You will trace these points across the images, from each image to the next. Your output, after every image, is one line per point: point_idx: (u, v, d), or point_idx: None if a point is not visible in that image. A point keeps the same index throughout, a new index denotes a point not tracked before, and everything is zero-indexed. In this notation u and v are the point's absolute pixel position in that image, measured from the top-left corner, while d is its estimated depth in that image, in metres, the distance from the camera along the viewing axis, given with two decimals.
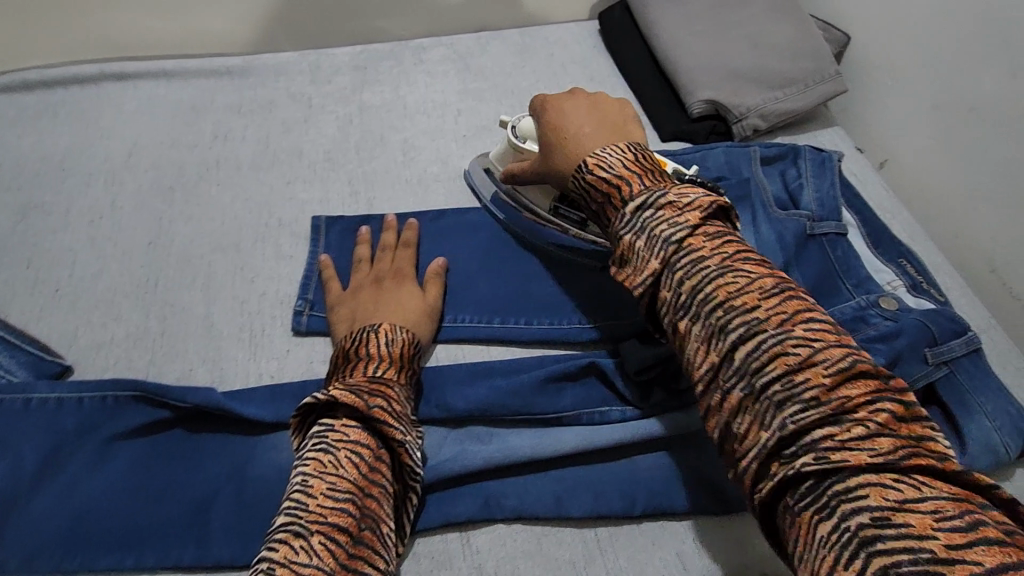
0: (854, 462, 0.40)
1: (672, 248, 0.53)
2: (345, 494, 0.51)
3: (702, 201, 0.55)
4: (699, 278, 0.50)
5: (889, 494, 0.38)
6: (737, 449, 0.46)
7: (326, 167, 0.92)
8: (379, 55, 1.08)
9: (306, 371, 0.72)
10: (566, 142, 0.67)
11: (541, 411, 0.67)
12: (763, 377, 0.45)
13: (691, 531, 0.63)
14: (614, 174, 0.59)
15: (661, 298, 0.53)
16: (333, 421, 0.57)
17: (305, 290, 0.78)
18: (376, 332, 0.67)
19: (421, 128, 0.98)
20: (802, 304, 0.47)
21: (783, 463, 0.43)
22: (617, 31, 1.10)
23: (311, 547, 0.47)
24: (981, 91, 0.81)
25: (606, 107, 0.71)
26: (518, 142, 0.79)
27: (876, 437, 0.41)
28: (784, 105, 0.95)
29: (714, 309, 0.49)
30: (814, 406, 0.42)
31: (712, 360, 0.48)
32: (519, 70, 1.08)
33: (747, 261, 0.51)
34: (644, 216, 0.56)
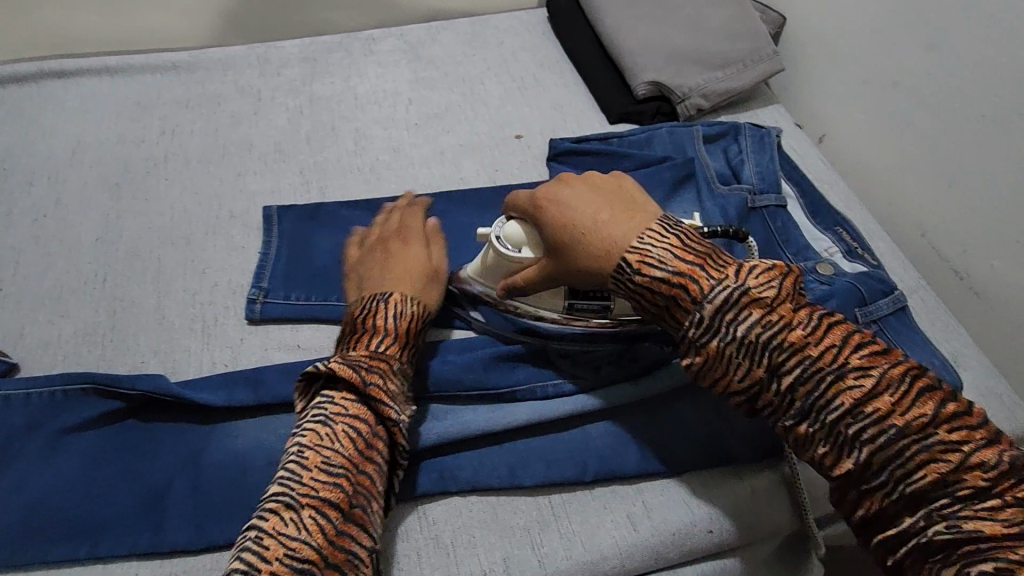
0: (991, 532, 0.45)
1: (779, 352, 0.51)
2: (338, 470, 0.54)
3: (787, 289, 0.53)
4: (818, 385, 0.50)
5: (1022, 554, 0.44)
6: (879, 531, 0.50)
7: (277, 159, 0.92)
8: (328, 47, 1.08)
9: (260, 358, 0.73)
10: (587, 235, 0.59)
11: (493, 386, 0.69)
12: (908, 479, 0.48)
13: (640, 493, 0.65)
14: (673, 272, 0.54)
15: (768, 401, 0.53)
16: (334, 393, 0.58)
17: (258, 278, 0.78)
18: (384, 303, 0.64)
19: (373, 118, 0.99)
20: (919, 390, 0.49)
21: (920, 535, 0.47)
22: (564, 18, 1.12)
23: (299, 520, 0.51)
24: (903, 65, 0.86)
25: (608, 188, 0.63)
26: (511, 250, 0.66)
27: (1004, 507, 0.45)
28: (726, 84, 0.98)
29: (842, 417, 0.50)
30: (959, 497, 0.46)
31: (846, 466, 0.50)
32: (470, 58, 1.09)
33: (859, 351, 0.51)
34: (733, 320, 0.53)
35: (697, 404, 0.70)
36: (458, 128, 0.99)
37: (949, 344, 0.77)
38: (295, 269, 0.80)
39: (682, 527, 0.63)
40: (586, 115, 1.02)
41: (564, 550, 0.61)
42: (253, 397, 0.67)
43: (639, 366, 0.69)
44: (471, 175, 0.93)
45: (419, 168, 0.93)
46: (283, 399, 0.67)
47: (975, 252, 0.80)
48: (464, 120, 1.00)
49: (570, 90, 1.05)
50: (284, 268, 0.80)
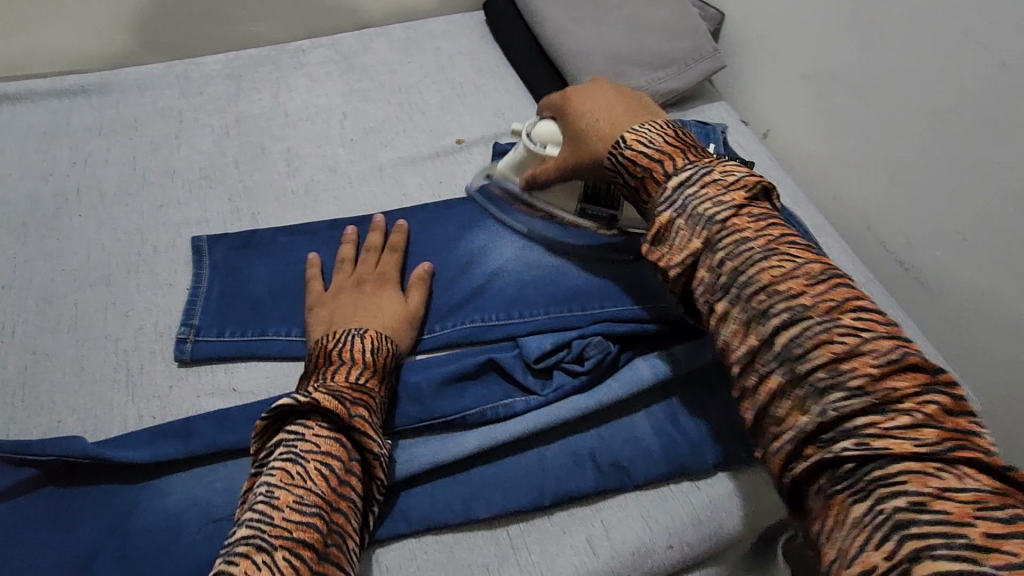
0: (898, 450, 0.40)
1: (715, 223, 0.52)
2: (312, 508, 0.50)
3: (746, 181, 0.54)
4: (743, 259, 0.50)
5: (931, 482, 0.38)
6: (774, 434, 0.46)
7: (203, 185, 0.86)
8: (255, 61, 1.02)
9: (192, 406, 0.68)
10: (599, 130, 0.65)
11: (441, 413, 0.66)
12: (807, 363, 0.44)
13: (598, 513, 0.64)
14: (657, 149, 0.58)
15: (700, 280, 0.52)
16: (303, 428, 0.55)
17: (189, 316, 0.73)
18: (360, 336, 0.64)
19: (306, 135, 0.94)
20: (845, 287, 0.47)
21: (825, 449, 0.42)
22: (502, 20, 1.09)
23: (273, 564, 0.45)
24: (837, 57, 0.86)
25: (626, 93, 0.68)
26: (539, 148, 0.75)
27: (917, 429, 0.40)
28: (668, 84, 0.96)
29: (757, 291, 0.48)
30: (857, 391, 0.42)
31: (751, 342, 0.48)
32: (406, 66, 1.05)
33: (793, 245, 0.50)
34: (687, 192, 0.54)
35: (653, 415, 0.68)
36: (397, 141, 0.94)
37: None
38: (228, 304, 0.75)
39: (642, 545, 0.62)
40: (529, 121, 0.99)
41: None
42: (183, 450, 0.62)
43: (589, 375, 0.68)
44: (413, 190, 0.89)
45: (358, 186, 0.89)
46: (217, 448, 0.63)
47: (918, 243, 0.81)
48: (403, 132, 0.95)
49: (512, 96, 1.02)
50: (216, 303, 0.75)
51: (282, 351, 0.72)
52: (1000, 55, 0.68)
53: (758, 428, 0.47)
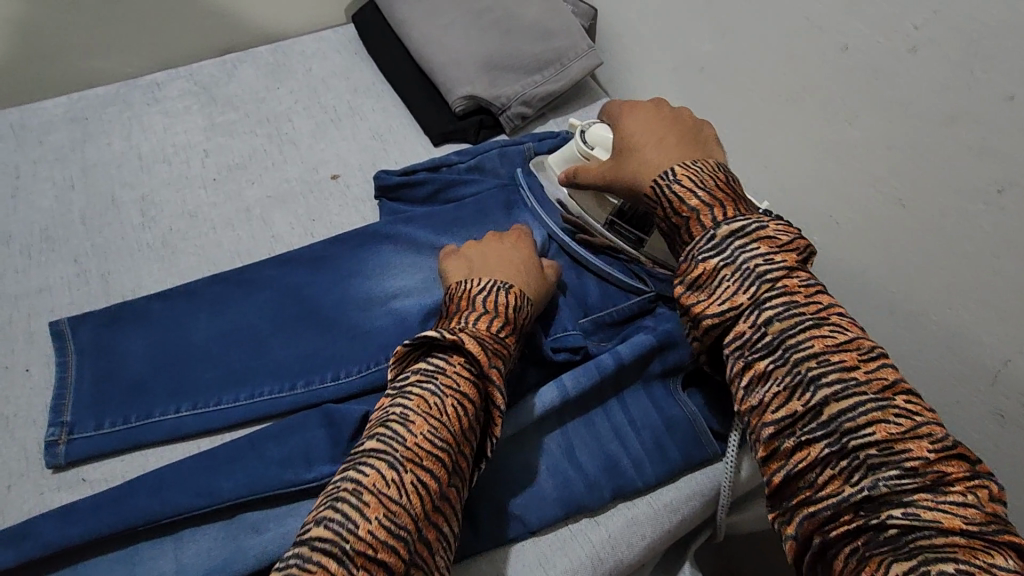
0: (948, 525, 0.41)
1: (766, 285, 0.51)
2: (443, 443, 0.49)
3: (793, 242, 0.54)
4: (793, 321, 0.49)
5: (980, 556, 0.40)
6: (812, 495, 0.46)
7: (44, 248, 0.78)
8: (102, 101, 0.94)
9: (35, 505, 0.61)
10: (640, 155, 0.63)
11: (309, 478, 0.61)
12: (859, 439, 0.45)
13: (494, 566, 0.60)
14: (709, 193, 0.56)
15: (738, 332, 0.51)
16: (444, 361, 0.54)
17: (57, 413, 0.66)
18: (507, 290, 0.62)
19: (162, 179, 0.86)
20: (893, 367, 0.48)
21: (872, 517, 0.43)
22: (374, 35, 1.03)
23: (403, 483, 0.46)
24: (705, 51, 0.84)
25: (681, 121, 0.65)
26: (588, 150, 0.74)
27: (966, 504, 0.42)
28: (544, 88, 0.94)
29: (808, 358, 0.48)
30: (909, 472, 0.43)
31: (795, 409, 0.48)
32: (274, 92, 0.98)
33: (843, 318, 0.50)
34: (737, 243, 0.53)
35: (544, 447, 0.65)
36: (266, 176, 0.88)
37: None
38: (100, 391, 0.68)
39: None
40: (407, 140, 0.94)
41: None
42: (14, 558, 0.55)
43: None
44: (284, 230, 0.83)
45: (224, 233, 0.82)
46: (53, 549, 0.56)
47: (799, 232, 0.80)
48: (271, 166, 0.89)
49: (388, 114, 0.97)
50: (86, 391, 0.68)
51: (172, 432, 0.66)
52: (842, 39, 0.68)
53: (781, 488, 0.49)
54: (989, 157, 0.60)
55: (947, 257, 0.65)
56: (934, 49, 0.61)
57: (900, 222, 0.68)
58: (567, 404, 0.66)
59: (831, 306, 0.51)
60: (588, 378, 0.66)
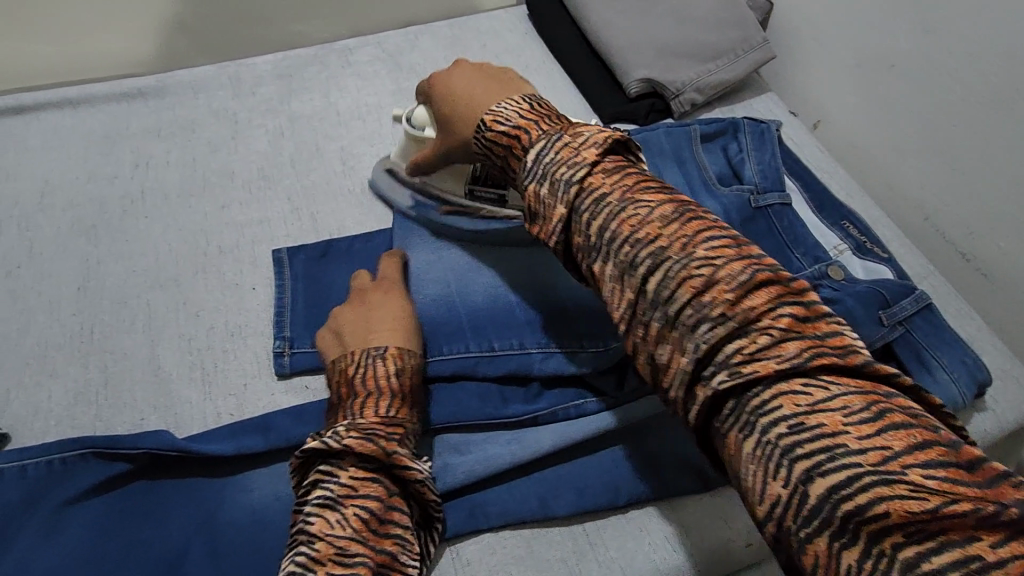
0: (764, 370, 0.42)
1: (572, 190, 0.53)
2: (356, 558, 0.49)
3: (597, 139, 0.56)
4: (606, 215, 0.52)
5: (802, 400, 0.41)
6: (665, 381, 0.48)
7: (262, 185, 0.88)
8: (303, 61, 1.03)
9: (268, 402, 0.69)
10: (460, 105, 0.65)
11: (514, 413, 0.67)
12: (674, 304, 0.47)
13: (674, 511, 0.65)
14: (513, 126, 0.59)
15: (578, 239, 0.54)
16: (341, 469, 0.54)
17: (279, 328, 0.73)
18: (381, 359, 0.61)
19: (358, 134, 0.95)
20: (696, 222, 0.50)
21: (705, 385, 0.45)
22: (547, 16, 1.08)
23: (349, 537, 0.50)
24: (900, 49, 0.85)
25: (491, 72, 0.67)
26: (417, 129, 0.75)
27: (778, 334, 0.43)
28: (717, 77, 0.96)
29: (624, 245, 0.50)
30: (719, 322, 0.45)
31: (631, 296, 0.50)
32: (453, 63, 1.05)
33: (648, 191, 0.52)
34: (545, 159, 0.55)
35: None
36: None
37: (964, 329, 0.77)
38: (313, 315, 0.74)
39: (718, 540, 0.64)
40: (578, 116, 0.99)
41: None
42: (262, 444, 0.63)
43: None
44: None
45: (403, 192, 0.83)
46: (296, 442, 0.64)
47: (983, 236, 0.80)
48: None
49: (559, 91, 1.02)
50: (301, 313, 0.74)
51: None
52: None
53: (657, 384, 0.49)
54: None
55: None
56: None
57: None
58: None
59: (638, 187, 0.53)
60: None
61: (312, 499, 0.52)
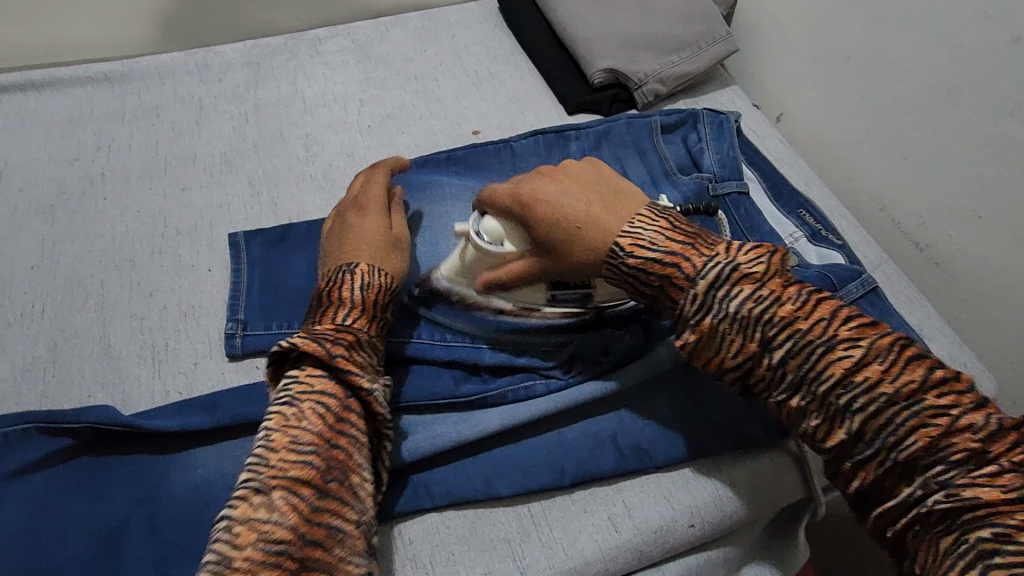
0: (989, 497, 0.44)
1: (766, 326, 0.51)
2: (307, 445, 0.52)
3: (773, 262, 0.53)
4: (801, 353, 0.50)
5: (1017, 516, 0.43)
6: (882, 510, 0.48)
7: (224, 170, 0.88)
8: (272, 50, 1.03)
9: (217, 382, 0.69)
10: (584, 229, 0.58)
11: (464, 395, 0.67)
12: (903, 450, 0.47)
13: (620, 493, 0.64)
14: (664, 252, 0.55)
15: (760, 374, 0.52)
16: (298, 370, 0.56)
17: (234, 311, 0.73)
18: (351, 274, 0.63)
19: (323, 122, 0.95)
20: (910, 358, 0.48)
21: (921, 503, 0.46)
22: (515, 9, 1.09)
23: (304, 429, 0.53)
24: (856, 41, 0.85)
25: (594, 180, 0.62)
26: (493, 246, 0.62)
27: (1004, 473, 0.44)
28: (680, 69, 0.97)
29: (833, 388, 0.49)
30: (958, 463, 0.45)
31: (838, 437, 0.49)
32: (421, 54, 1.06)
33: (846, 323, 0.50)
34: (719, 293, 0.52)
35: (673, 395, 0.68)
36: (414, 127, 0.95)
37: (913, 315, 0.78)
38: (268, 297, 0.75)
39: (665, 523, 0.62)
40: (543, 107, 1.00)
41: (547, 561, 0.60)
42: (208, 420, 0.63)
43: (611, 363, 0.68)
44: None
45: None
46: (242, 420, 0.63)
47: (934, 224, 0.81)
48: (419, 119, 0.96)
49: (526, 82, 1.03)
50: (256, 295, 0.74)
51: None
52: (1014, 31, 0.69)
53: (857, 501, 0.51)
54: None
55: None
56: None
57: None
58: None
59: (833, 319, 0.51)
60: None
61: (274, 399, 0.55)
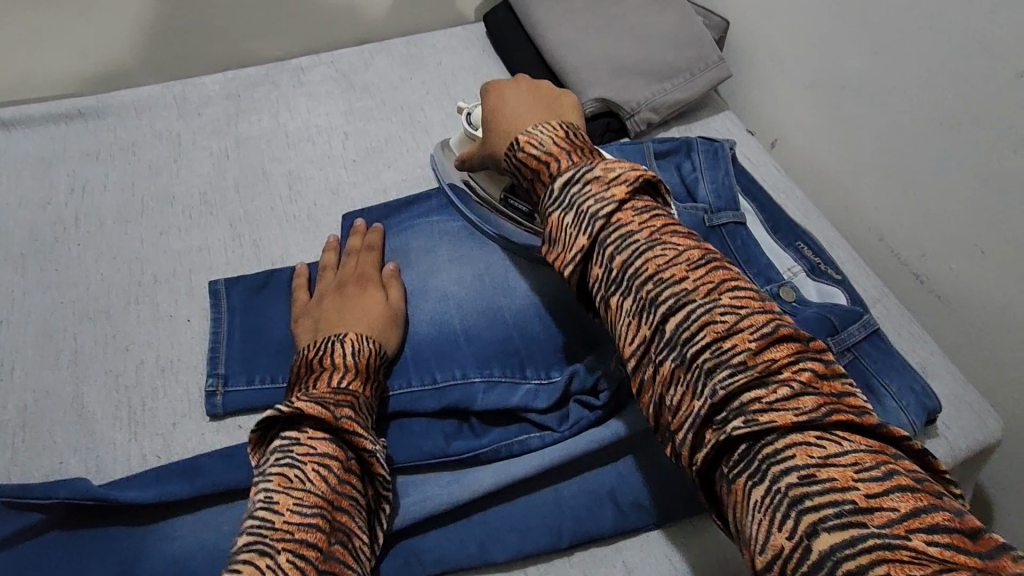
0: (781, 422, 0.40)
1: (601, 223, 0.50)
2: (313, 508, 0.49)
3: (628, 174, 0.52)
4: (628, 251, 0.49)
5: (814, 453, 0.39)
6: (671, 423, 0.45)
7: (204, 211, 0.84)
8: (253, 81, 1.00)
9: (197, 443, 0.66)
10: (503, 124, 0.63)
11: (455, 451, 0.65)
12: (693, 347, 0.44)
13: (620, 553, 0.62)
14: (545, 151, 0.56)
15: (593, 275, 0.50)
16: (298, 431, 0.54)
17: (213, 365, 0.70)
18: (340, 342, 0.62)
19: (306, 156, 0.92)
20: (721, 270, 0.47)
21: (718, 431, 0.42)
22: (503, 34, 1.06)
23: (307, 489, 0.50)
24: (852, 69, 0.83)
25: (544, 101, 0.65)
26: (473, 124, 0.77)
27: (799, 397, 0.41)
28: (673, 96, 0.95)
29: (644, 281, 0.47)
30: (742, 368, 0.42)
31: (644, 334, 0.47)
32: (408, 83, 1.03)
33: (671, 230, 0.49)
34: (574, 190, 0.52)
35: None
36: (401, 161, 0.93)
37: (915, 351, 0.77)
38: (251, 349, 0.71)
39: None
40: None
41: None
42: (186, 490, 0.60)
43: (605, 409, 0.66)
44: None
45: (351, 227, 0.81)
46: (222, 488, 0.60)
47: (934, 256, 0.79)
48: (406, 152, 0.94)
49: None
50: (237, 347, 0.71)
51: None
52: (1017, 66, 0.67)
53: (657, 421, 0.47)
54: None
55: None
56: None
57: None
58: None
59: (660, 225, 0.50)
60: None
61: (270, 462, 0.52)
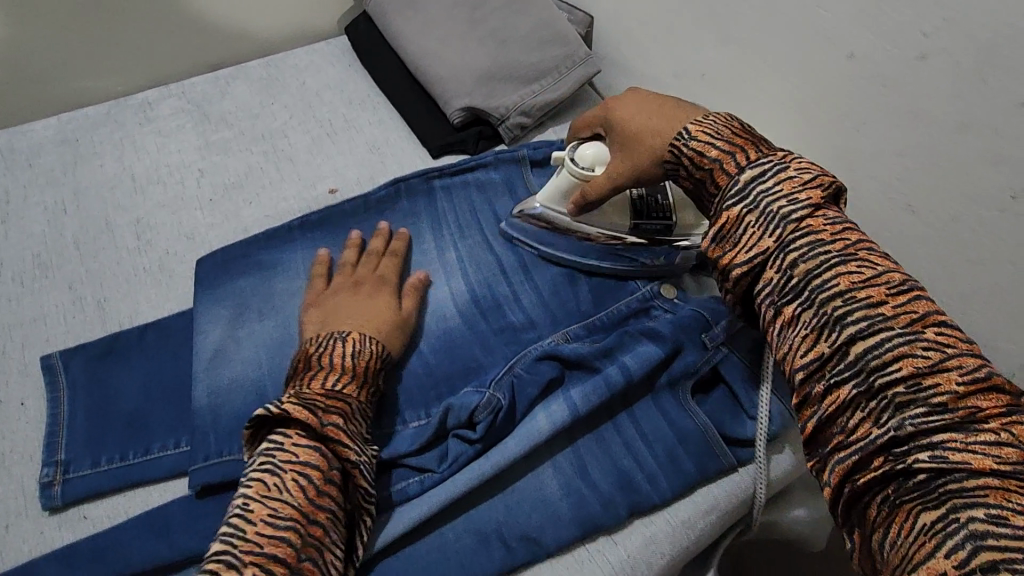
0: (978, 467, 0.38)
1: (788, 226, 0.48)
2: (287, 521, 0.48)
3: (822, 180, 0.50)
4: (818, 261, 0.46)
5: (1013, 499, 0.37)
6: (842, 439, 0.44)
7: (38, 275, 0.76)
8: (92, 122, 0.91)
9: (35, 544, 0.59)
10: (663, 114, 0.61)
11: None
12: (884, 377, 0.42)
13: None
14: (725, 144, 0.55)
15: (765, 278, 0.49)
16: (284, 436, 0.53)
17: (52, 451, 0.63)
18: (341, 341, 0.61)
19: (156, 201, 0.84)
20: (927, 302, 0.44)
21: (898, 462, 0.41)
22: (367, 47, 1.02)
23: (283, 498, 0.50)
24: (706, 57, 0.83)
25: (662, 98, 0.66)
26: (586, 168, 0.68)
27: (1002, 447, 0.38)
28: (542, 97, 0.92)
29: (833, 297, 0.45)
30: (939, 409, 0.40)
31: (819, 350, 0.45)
32: (268, 108, 0.96)
33: (870, 252, 0.47)
34: (761, 186, 0.50)
35: (558, 466, 0.64)
36: (265, 194, 0.87)
37: None
38: (95, 428, 0.64)
39: None
40: (406, 152, 0.93)
41: None
42: None
43: (483, 442, 0.63)
44: None
45: (207, 274, 0.75)
46: None
47: None
48: (270, 184, 0.88)
49: (385, 127, 0.96)
50: (79, 428, 0.64)
51: (175, 468, 0.63)
52: (847, 46, 0.67)
53: (816, 433, 0.46)
54: (998, 165, 0.58)
55: (978, 254, 0.62)
56: (942, 61, 0.59)
57: (908, 229, 0.67)
58: (576, 421, 0.65)
59: (857, 242, 0.47)
60: (597, 395, 0.65)
61: (254, 465, 0.52)
